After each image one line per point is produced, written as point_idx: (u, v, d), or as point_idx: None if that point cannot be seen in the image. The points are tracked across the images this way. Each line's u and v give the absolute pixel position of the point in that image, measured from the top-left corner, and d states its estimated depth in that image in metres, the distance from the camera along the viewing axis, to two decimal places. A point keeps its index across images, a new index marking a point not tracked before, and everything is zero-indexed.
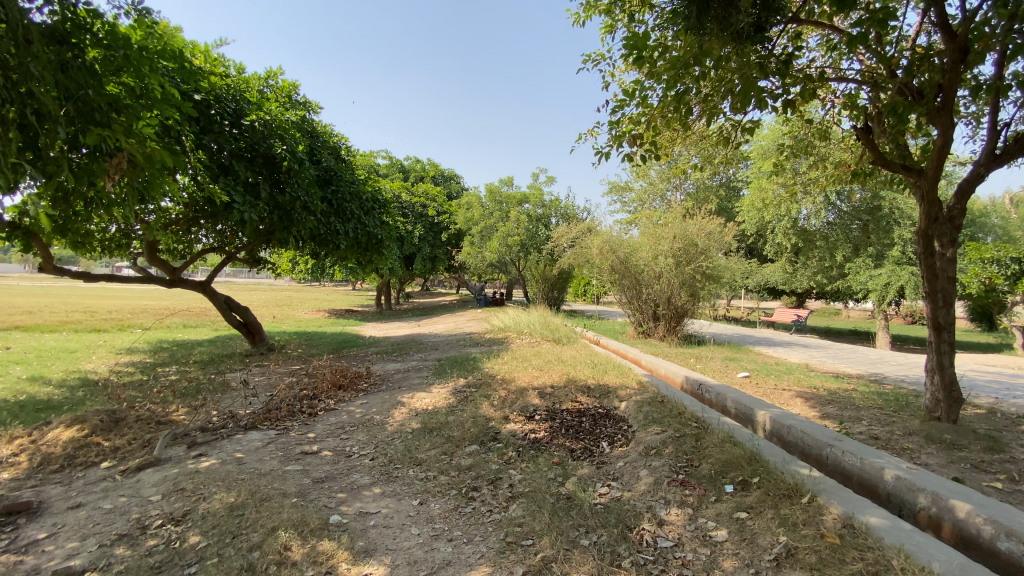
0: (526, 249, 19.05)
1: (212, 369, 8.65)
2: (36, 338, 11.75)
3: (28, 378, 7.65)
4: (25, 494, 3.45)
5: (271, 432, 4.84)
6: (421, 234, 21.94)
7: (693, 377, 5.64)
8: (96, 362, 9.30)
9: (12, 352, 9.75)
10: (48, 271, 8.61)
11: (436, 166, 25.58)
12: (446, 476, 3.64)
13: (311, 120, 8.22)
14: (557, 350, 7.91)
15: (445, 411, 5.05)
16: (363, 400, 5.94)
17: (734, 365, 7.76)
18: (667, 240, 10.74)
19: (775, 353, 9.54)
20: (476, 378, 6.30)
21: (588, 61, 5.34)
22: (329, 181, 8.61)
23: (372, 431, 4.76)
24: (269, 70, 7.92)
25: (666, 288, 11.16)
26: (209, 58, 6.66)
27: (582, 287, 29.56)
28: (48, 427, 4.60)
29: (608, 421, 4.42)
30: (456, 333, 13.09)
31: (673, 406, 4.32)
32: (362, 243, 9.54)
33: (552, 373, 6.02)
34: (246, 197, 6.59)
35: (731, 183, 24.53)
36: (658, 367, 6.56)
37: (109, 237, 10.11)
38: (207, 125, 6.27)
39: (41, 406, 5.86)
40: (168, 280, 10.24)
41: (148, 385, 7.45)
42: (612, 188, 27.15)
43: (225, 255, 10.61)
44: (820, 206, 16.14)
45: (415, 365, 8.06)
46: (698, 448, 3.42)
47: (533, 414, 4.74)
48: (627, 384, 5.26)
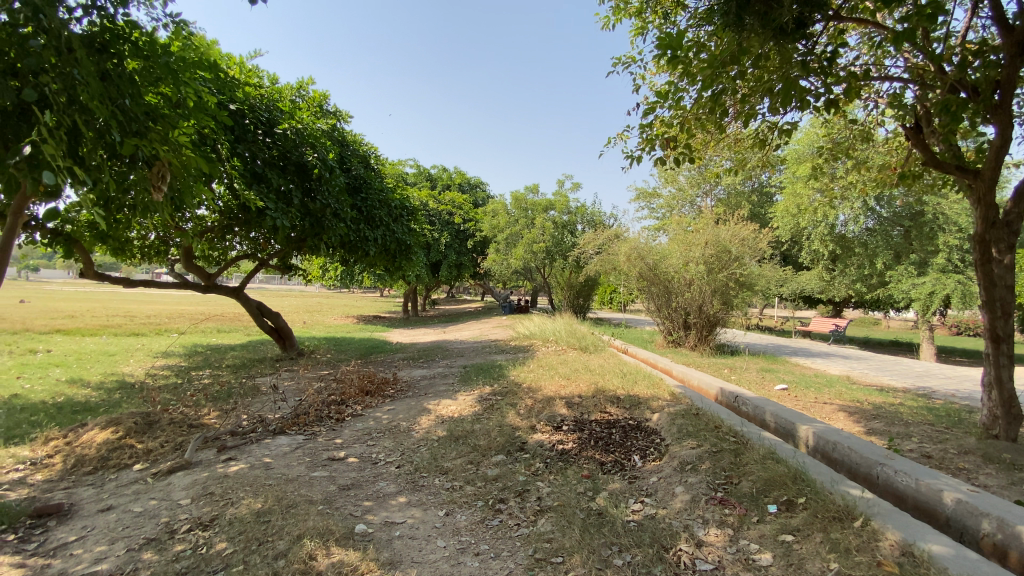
0: (552, 256, 18.94)
1: (243, 373, 8.82)
2: (79, 342, 12.25)
3: (69, 380, 7.95)
4: (58, 496, 3.57)
5: (299, 437, 4.85)
6: (447, 241, 22.10)
7: (729, 389, 5.42)
8: (134, 365, 9.62)
9: (56, 355, 10.17)
10: (89, 277, 8.94)
11: (462, 174, 25.79)
12: (473, 487, 3.55)
13: (341, 129, 8.30)
14: (584, 359, 7.76)
15: (471, 419, 4.98)
16: (389, 406, 5.92)
17: (771, 376, 7.45)
18: (698, 246, 10.47)
19: (813, 364, 9.14)
20: (502, 386, 6.21)
21: (618, 64, 5.25)
22: (358, 189, 8.71)
23: (398, 438, 4.71)
24: (301, 81, 8.05)
25: (697, 296, 10.87)
26: (244, 69, 6.83)
27: (608, 295, 29.23)
28: (83, 430, 4.77)
29: (639, 434, 4.26)
30: (481, 340, 13.06)
31: (709, 419, 4.13)
32: (390, 250, 9.62)
33: (580, 382, 5.88)
34: (279, 205, 6.71)
35: (763, 188, 23.91)
36: (691, 377, 6.35)
37: (149, 244, 10.48)
38: (242, 134, 6.43)
39: (79, 408, 6.07)
40: (203, 286, 10.51)
41: (182, 388, 7.64)
42: (640, 194, 26.84)
43: (258, 262, 10.86)
44: (859, 211, 15.54)
45: (441, 371, 8.03)
46: (738, 464, 3.23)
47: (561, 424, 4.61)
48: (659, 395, 5.08)
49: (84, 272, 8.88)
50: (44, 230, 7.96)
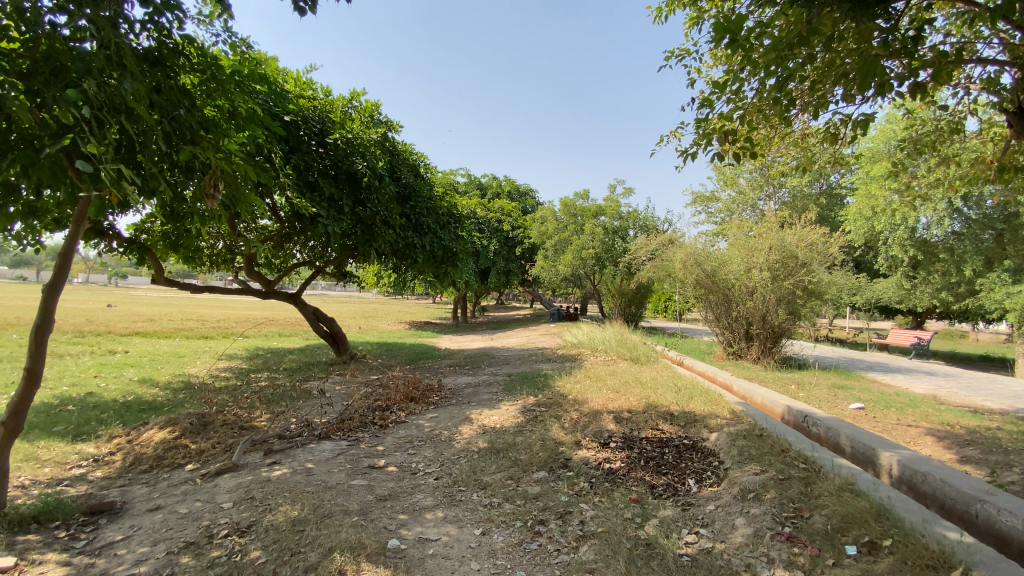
0: (602, 263, 18.50)
1: (298, 376, 9.12)
2: (154, 343, 13.19)
3: (139, 380, 8.52)
4: (115, 493, 3.86)
5: (343, 442, 4.85)
6: (496, 249, 22.19)
7: (797, 408, 4.92)
8: (200, 366, 10.17)
9: (132, 356, 10.97)
10: (159, 283, 9.53)
11: (512, 181, 25.84)
12: (512, 505, 3.36)
13: (391, 138, 8.35)
14: (635, 370, 7.41)
15: (514, 431, 4.79)
16: (433, 413, 5.84)
17: (844, 394, 6.78)
18: (762, 251, 9.81)
19: (891, 381, 8.29)
20: (547, 397, 5.99)
21: (671, 57, 4.97)
22: (408, 197, 8.80)
23: (439, 448, 4.61)
24: (354, 93, 8.19)
25: (760, 304, 10.17)
26: (299, 82, 7.10)
27: (662, 303, 28.32)
28: (144, 428, 5.20)
29: (695, 455, 3.92)
30: (528, 348, 12.88)
31: (773, 441, 3.74)
32: (438, 257, 9.66)
33: (630, 395, 5.56)
34: (331, 212, 6.85)
35: (832, 190, 22.33)
36: (755, 393, 5.86)
37: (216, 252, 11.12)
38: (296, 145, 6.67)
39: (145, 408, 6.46)
40: (263, 291, 10.97)
41: (240, 389, 7.98)
42: (696, 199, 25.85)
43: (314, 269, 11.25)
44: (943, 214, 14.15)
45: (486, 379, 7.93)
46: (811, 497, 2.86)
47: (608, 440, 4.34)
48: (717, 412, 4.70)
49: (154, 279, 9.47)
50: (121, 238, 8.57)
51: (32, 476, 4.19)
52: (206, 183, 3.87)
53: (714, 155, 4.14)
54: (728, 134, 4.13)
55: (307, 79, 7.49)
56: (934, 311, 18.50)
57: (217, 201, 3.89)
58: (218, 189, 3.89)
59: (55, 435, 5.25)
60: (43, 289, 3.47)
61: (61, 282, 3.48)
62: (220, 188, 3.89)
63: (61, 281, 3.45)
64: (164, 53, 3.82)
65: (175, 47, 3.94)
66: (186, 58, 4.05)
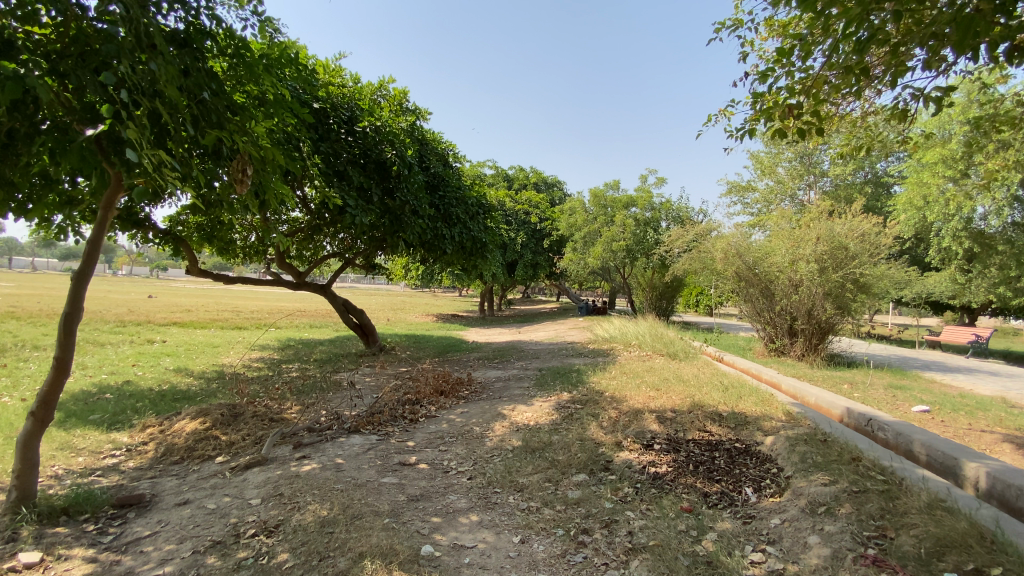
0: (633, 255, 18.03)
1: (328, 367, 9.11)
2: (190, 333, 13.49)
3: (175, 369, 8.65)
4: (145, 486, 3.81)
5: (373, 437, 4.70)
6: (524, 241, 21.95)
7: (859, 411, 4.52)
8: (233, 356, 10.28)
9: (169, 345, 11.21)
10: (193, 273, 9.61)
11: (539, 173, 25.46)
12: (551, 510, 3.13)
13: (420, 127, 8.16)
14: (674, 367, 7.06)
15: (549, 429, 4.55)
16: (463, 408, 5.65)
17: (904, 395, 6.28)
18: (809, 242, 9.26)
19: (952, 381, 7.70)
20: (582, 393, 5.71)
21: (723, 29, 4.63)
22: (437, 187, 8.62)
23: (471, 445, 4.40)
24: (382, 81, 8.02)
25: (806, 299, 9.63)
26: (328, 69, 6.98)
27: (694, 297, 27.60)
28: (176, 419, 5.19)
29: (750, 462, 3.61)
30: (557, 342, 12.61)
31: (841, 448, 3.39)
32: (468, 248, 9.47)
33: (672, 394, 5.24)
34: (359, 202, 6.69)
35: (878, 179, 21.18)
36: (809, 394, 5.45)
37: (249, 244, 11.22)
38: (325, 133, 6.54)
39: (179, 397, 6.50)
40: (294, 283, 11.00)
41: (271, 380, 8.01)
42: (732, 189, 24.95)
43: (344, 260, 11.21)
44: (1003, 203, 13.20)
45: (517, 374, 7.70)
46: (894, 513, 2.53)
47: (651, 442, 4.07)
48: (770, 413, 4.35)
49: (188, 269, 9.53)
50: (156, 228, 8.66)
51: (66, 466, 4.19)
52: (235, 167, 3.84)
53: (775, 132, 3.79)
54: (796, 106, 3.78)
55: (337, 67, 7.37)
56: (991, 307, 17.37)
57: (246, 185, 3.88)
58: (246, 172, 3.86)
59: (91, 424, 5.29)
60: (73, 278, 3.41)
61: (90, 271, 3.40)
62: (247, 171, 3.85)
63: (89, 269, 3.37)
64: (192, 34, 3.69)
65: (203, 28, 3.81)
66: (215, 40, 3.92)
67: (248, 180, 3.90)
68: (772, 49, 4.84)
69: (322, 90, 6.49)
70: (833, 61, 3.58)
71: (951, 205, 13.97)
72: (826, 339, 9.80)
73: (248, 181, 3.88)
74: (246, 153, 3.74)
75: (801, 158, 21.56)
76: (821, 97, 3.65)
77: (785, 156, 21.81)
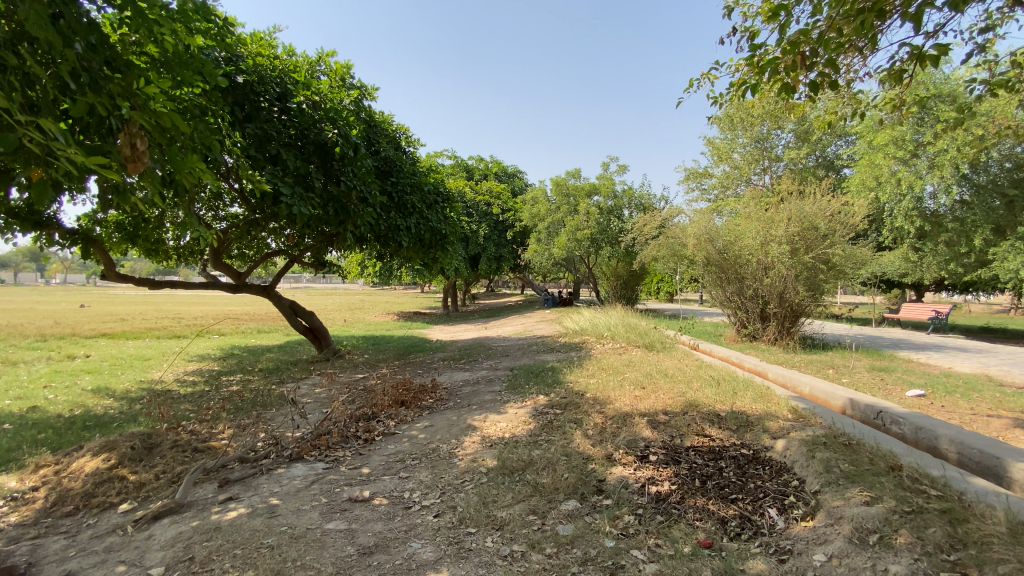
0: (598, 244, 17.61)
1: (275, 378, 8.16)
2: (119, 346, 12.06)
3: (92, 389, 7.48)
4: (18, 552, 2.93)
5: (319, 465, 3.95)
6: (486, 233, 21.25)
7: (865, 402, 4.17)
8: (166, 370, 9.13)
9: (90, 361, 9.88)
10: (110, 278, 8.38)
11: (500, 163, 24.72)
12: (541, 555, 2.51)
13: (367, 105, 7.37)
14: (655, 360, 6.58)
15: (528, 443, 3.93)
16: (427, 421, 4.95)
17: (891, 378, 6.03)
18: (781, 224, 9.02)
19: (929, 360, 7.59)
20: (561, 396, 5.12)
21: None
22: (388, 173, 7.86)
23: (438, 468, 3.72)
24: (321, 53, 7.16)
25: (778, 282, 9.38)
26: (256, 40, 6.14)
27: (657, 285, 27.74)
28: (76, 455, 4.23)
29: (763, 472, 3.13)
30: (526, 337, 12.02)
31: (870, 455, 2.97)
32: (426, 240, 8.71)
33: (661, 393, 4.71)
34: (296, 190, 5.78)
35: (829, 162, 21.67)
36: (802, 383, 5.09)
37: (183, 245, 10.11)
38: (253, 112, 5.62)
39: (89, 426, 5.47)
40: (234, 285, 9.86)
41: (208, 397, 7.02)
42: (690, 176, 25.04)
43: (291, 258, 10.20)
44: (951, 180, 13.53)
45: (486, 375, 7.05)
46: (965, 543, 2.08)
47: (647, 454, 3.53)
48: (775, 411, 3.88)
49: (105, 273, 8.29)
50: (63, 228, 7.16)
51: None
52: (121, 142, 2.81)
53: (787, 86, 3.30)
54: (807, 56, 3.31)
55: (267, 37, 6.50)
56: (939, 283, 17.98)
57: (140, 166, 2.83)
58: (138, 149, 2.82)
59: None
60: None
61: None
62: (139, 145, 2.82)
63: None
64: None
65: None
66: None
67: (144, 160, 2.85)
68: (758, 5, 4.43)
69: (248, 60, 5.60)
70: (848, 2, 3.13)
71: (902, 184, 14.26)
72: (799, 322, 9.64)
73: (143, 160, 2.84)
74: (138, 122, 2.82)
75: (756, 142, 21.88)
76: (835, 46, 3.20)
77: (741, 142, 22.10)
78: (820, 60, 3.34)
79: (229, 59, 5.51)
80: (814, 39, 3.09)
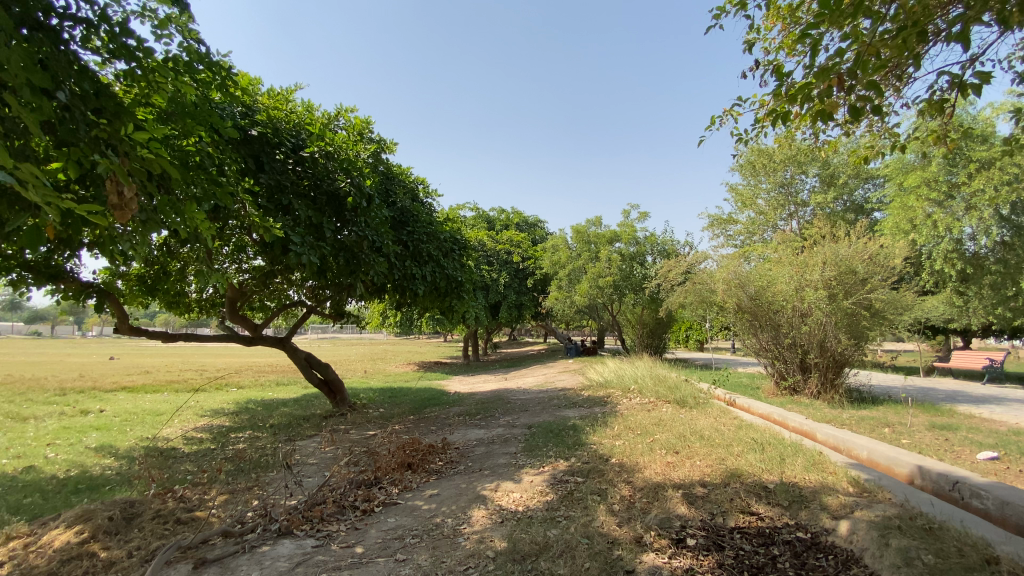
0: (621, 291, 17.14)
1: (284, 435, 7.81)
2: (136, 400, 11.96)
3: (96, 447, 7.25)
4: None
5: (308, 542, 3.52)
6: (506, 281, 21.11)
7: (937, 469, 3.56)
8: (176, 428, 8.87)
9: (104, 416, 9.73)
10: (123, 331, 8.27)
11: (520, 213, 24.90)
12: None
13: (384, 158, 7.38)
14: (688, 418, 5.99)
15: (543, 522, 3.42)
16: (434, 489, 4.48)
17: (959, 437, 5.29)
18: (817, 267, 8.49)
19: (996, 416, 6.73)
20: (583, 461, 4.60)
21: None
22: (404, 223, 7.77)
23: (440, 550, 3.24)
24: (340, 108, 7.28)
25: (816, 329, 8.74)
26: (273, 96, 6.26)
27: (683, 333, 26.85)
28: (52, 526, 3.89)
29: (827, 564, 2.55)
30: (547, 389, 11.45)
31: (959, 544, 2.39)
32: (442, 289, 8.47)
33: (697, 459, 4.16)
34: (306, 238, 5.65)
35: (858, 206, 21.08)
36: (859, 446, 4.43)
37: (205, 297, 10.16)
38: (267, 164, 5.63)
39: (80, 491, 5.14)
40: (248, 337, 9.73)
41: (211, 456, 6.69)
42: (713, 222, 24.67)
43: (307, 310, 10.08)
44: (991, 221, 12.79)
45: (502, 433, 6.54)
46: None
47: (682, 537, 3.00)
48: (833, 484, 3.29)
49: (118, 327, 8.21)
50: (78, 281, 7.06)
51: None
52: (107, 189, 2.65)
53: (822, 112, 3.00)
54: (844, 79, 2.99)
55: (287, 94, 6.64)
56: (989, 329, 16.78)
57: (128, 214, 2.69)
58: (127, 196, 2.66)
59: None
60: None
61: None
62: (128, 193, 2.66)
63: None
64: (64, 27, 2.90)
65: (86, 26, 3.05)
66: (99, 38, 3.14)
67: (132, 206, 2.70)
68: (780, 37, 4.23)
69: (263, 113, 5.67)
70: (887, 22, 2.85)
71: (938, 226, 13.56)
72: (843, 372, 8.89)
73: (132, 208, 2.69)
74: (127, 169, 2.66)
75: (780, 188, 21.58)
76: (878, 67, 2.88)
77: (764, 187, 21.85)
78: (859, 82, 3.02)
79: (245, 113, 5.61)
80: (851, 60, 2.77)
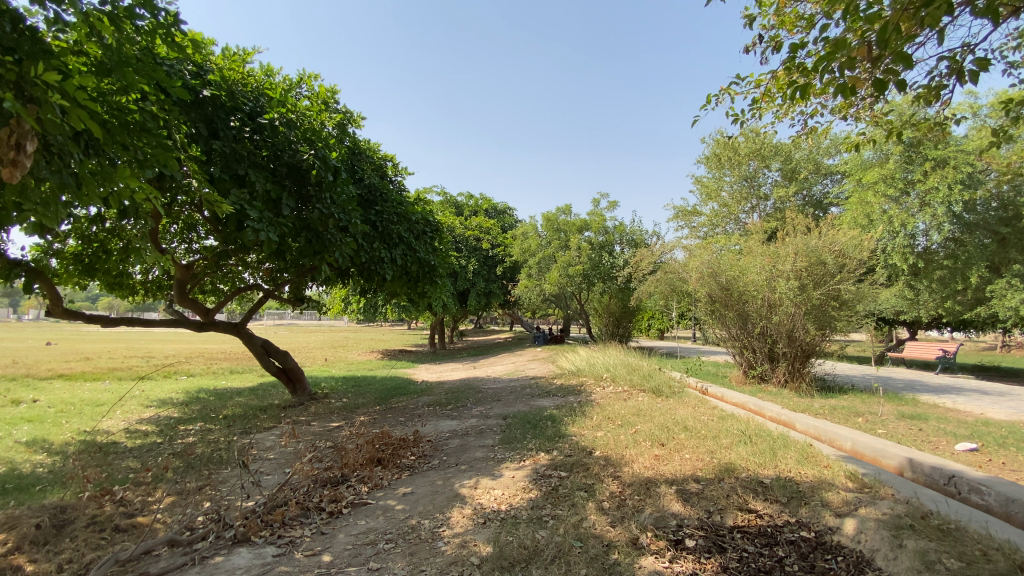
0: (590, 280, 17.09)
1: (240, 426, 7.27)
2: (73, 388, 10.99)
3: (25, 440, 6.53)
4: None
5: (269, 551, 3.15)
6: (474, 268, 20.73)
7: (930, 464, 3.55)
8: (117, 419, 8.14)
9: (34, 407, 8.84)
10: (56, 314, 7.39)
11: (489, 200, 24.45)
12: None
13: (351, 131, 6.88)
14: (668, 408, 5.89)
15: (531, 523, 3.17)
16: (407, 487, 4.17)
17: (930, 428, 5.37)
18: (789, 258, 8.56)
19: (957, 406, 6.96)
20: (566, 454, 4.39)
21: None
22: (372, 202, 7.31)
23: (418, 557, 2.94)
24: (302, 75, 6.71)
25: (785, 320, 8.86)
26: (227, 56, 5.66)
27: (648, 322, 27.23)
28: None
29: (838, 567, 2.44)
30: (518, 378, 11.24)
31: (982, 548, 2.34)
32: (412, 273, 8.06)
33: (686, 453, 4.00)
34: (265, 214, 5.14)
35: (817, 201, 21.75)
36: (842, 437, 4.46)
37: (152, 279, 9.37)
38: (221, 131, 5.08)
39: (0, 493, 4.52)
40: (200, 322, 9.01)
41: (158, 450, 6.12)
42: (679, 214, 24.98)
43: (265, 293, 9.45)
44: (942, 219, 13.34)
45: (476, 424, 6.28)
46: None
47: (682, 538, 2.82)
48: (831, 479, 3.23)
49: (49, 309, 7.34)
50: (3, 256, 6.16)
51: None
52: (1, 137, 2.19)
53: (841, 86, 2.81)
54: (866, 53, 2.80)
55: (243, 54, 6.03)
56: (934, 321, 17.68)
57: (18, 173, 2.21)
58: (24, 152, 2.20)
59: None
60: None
61: None
62: (27, 148, 2.20)
63: None
64: None
65: None
66: None
67: (27, 164, 2.24)
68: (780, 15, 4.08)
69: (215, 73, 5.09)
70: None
71: (893, 222, 14.05)
72: (810, 362, 9.05)
73: (27, 167, 2.23)
74: (29, 119, 2.19)
75: (744, 181, 21.97)
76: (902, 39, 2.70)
77: (728, 180, 22.23)
78: (883, 55, 2.83)
79: (195, 73, 5.02)
80: (885, 28, 2.55)
